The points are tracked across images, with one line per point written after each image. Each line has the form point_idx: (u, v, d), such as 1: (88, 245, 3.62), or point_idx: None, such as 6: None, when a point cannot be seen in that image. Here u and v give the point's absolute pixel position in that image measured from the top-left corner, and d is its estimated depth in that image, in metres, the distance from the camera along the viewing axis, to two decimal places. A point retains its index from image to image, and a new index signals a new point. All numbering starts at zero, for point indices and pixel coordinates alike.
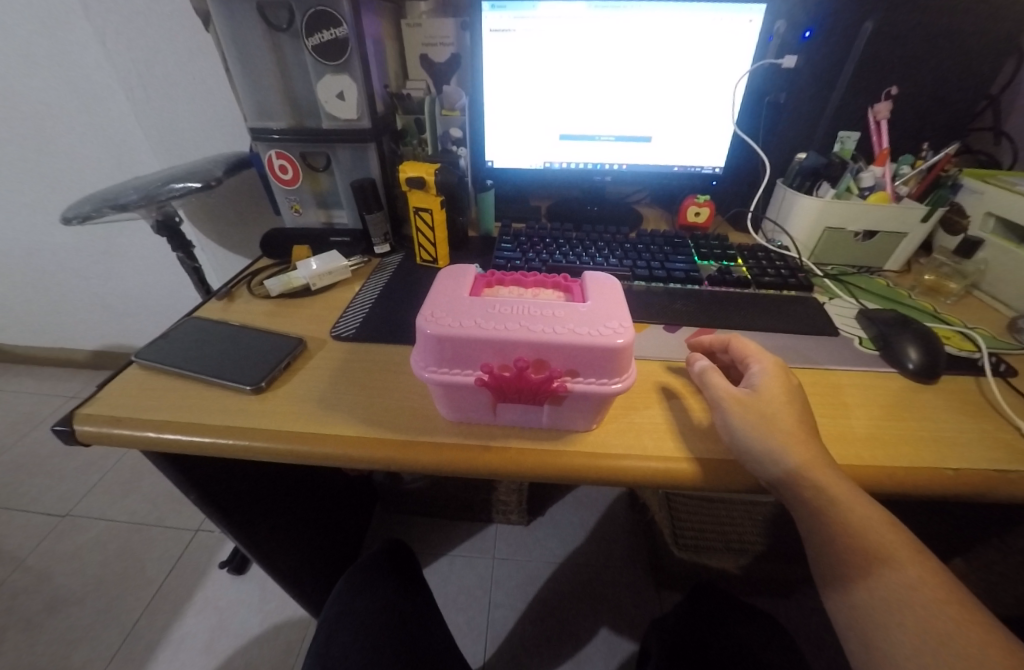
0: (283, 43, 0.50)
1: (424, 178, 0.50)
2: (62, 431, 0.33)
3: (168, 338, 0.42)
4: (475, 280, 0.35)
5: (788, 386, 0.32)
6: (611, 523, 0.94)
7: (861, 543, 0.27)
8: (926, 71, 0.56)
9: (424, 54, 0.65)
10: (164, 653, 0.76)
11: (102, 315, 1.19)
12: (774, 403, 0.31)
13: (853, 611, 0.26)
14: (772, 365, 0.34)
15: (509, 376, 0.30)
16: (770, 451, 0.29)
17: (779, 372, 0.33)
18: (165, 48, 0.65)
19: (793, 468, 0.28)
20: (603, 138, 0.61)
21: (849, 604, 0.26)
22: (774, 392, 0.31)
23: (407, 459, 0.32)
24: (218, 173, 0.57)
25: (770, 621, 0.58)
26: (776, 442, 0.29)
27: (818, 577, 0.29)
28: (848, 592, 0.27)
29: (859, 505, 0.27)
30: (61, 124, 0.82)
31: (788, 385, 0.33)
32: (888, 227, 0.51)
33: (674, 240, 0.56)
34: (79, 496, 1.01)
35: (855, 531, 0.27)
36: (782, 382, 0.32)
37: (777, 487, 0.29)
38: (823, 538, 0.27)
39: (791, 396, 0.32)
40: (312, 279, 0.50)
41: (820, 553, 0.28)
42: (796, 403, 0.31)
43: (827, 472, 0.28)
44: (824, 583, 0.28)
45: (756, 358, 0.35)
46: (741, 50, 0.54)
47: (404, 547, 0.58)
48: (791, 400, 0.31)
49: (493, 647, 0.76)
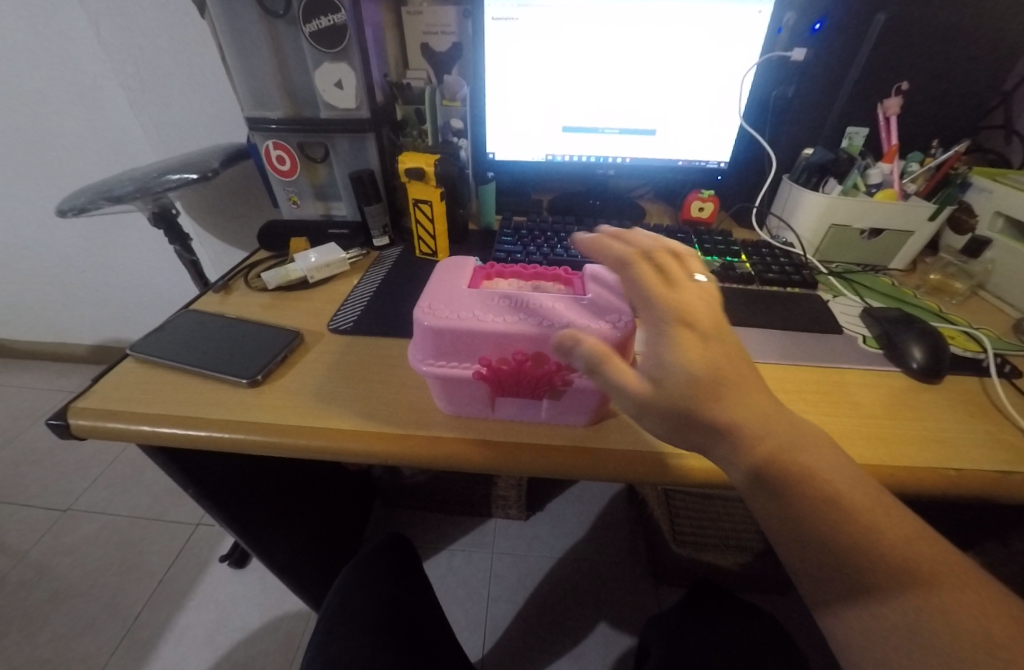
0: (280, 30, 0.48)
1: (423, 169, 0.49)
2: (58, 425, 0.33)
3: (164, 331, 0.42)
4: (474, 272, 0.35)
5: (692, 344, 0.23)
6: (610, 517, 0.94)
7: (874, 544, 0.21)
8: (936, 65, 0.55)
9: (424, 43, 0.64)
10: (165, 645, 0.76)
11: (99, 308, 1.18)
12: (690, 397, 0.22)
13: (855, 632, 0.21)
14: (665, 315, 0.24)
15: (508, 369, 0.30)
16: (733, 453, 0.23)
17: (673, 325, 0.24)
18: (161, 38, 0.64)
19: (761, 466, 0.23)
20: (607, 132, 0.60)
21: (847, 622, 0.21)
22: (691, 372, 0.23)
23: (405, 454, 0.32)
24: (215, 164, 0.57)
25: (768, 618, 0.58)
26: (739, 443, 0.23)
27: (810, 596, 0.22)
28: (850, 607, 0.21)
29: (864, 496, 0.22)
30: (57, 116, 0.81)
31: (690, 340, 0.24)
32: (895, 224, 0.50)
33: (677, 235, 0.55)
34: (81, 488, 1.01)
35: (865, 527, 0.21)
36: (685, 343, 0.23)
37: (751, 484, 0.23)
38: (818, 538, 0.22)
39: (698, 361, 0.23)
40: (310, 272, 0.50)
41: (818, 560, 0.22)
42: (710, 375, 0.23)
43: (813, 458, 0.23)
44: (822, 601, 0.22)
45: (646, 307, 0.25)
46: (749, 42, 0.53)
47: (402, 540, 0.57)
48: (704, 375, 0.23)
49: (492, 640, 0.77)
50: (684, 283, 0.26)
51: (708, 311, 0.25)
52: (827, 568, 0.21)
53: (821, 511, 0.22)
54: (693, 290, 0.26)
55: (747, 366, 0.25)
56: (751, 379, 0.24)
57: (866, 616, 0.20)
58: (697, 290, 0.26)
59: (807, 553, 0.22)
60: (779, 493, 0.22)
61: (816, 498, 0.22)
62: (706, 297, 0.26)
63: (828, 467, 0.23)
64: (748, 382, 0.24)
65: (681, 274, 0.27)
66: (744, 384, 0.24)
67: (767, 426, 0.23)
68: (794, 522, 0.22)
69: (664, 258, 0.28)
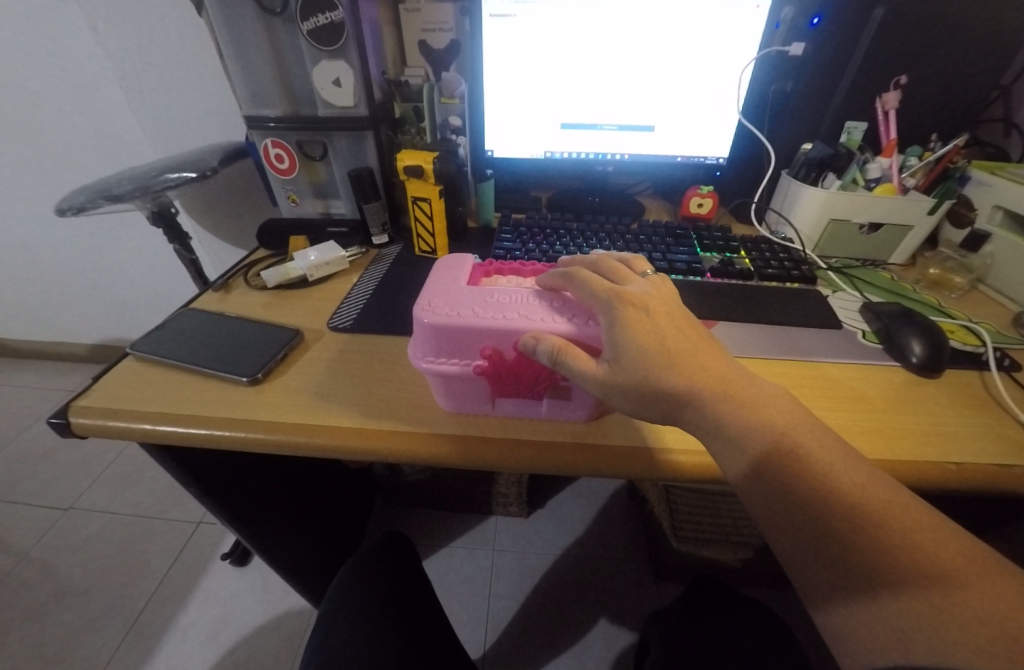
0: (278, 28, 0.48)
1: (422, 166, 0.49)
2: (59, 423, 0.33)
3: (164, 330, 0.42)
4: (474, 269, 0.35)
5: (637, 322, 0.27)
6: (610, 514, 0.95)
7: (881, 529, 0.22)
8: (936, 59, 0.55)
9: (422, 40, 0.64)
10: (168, 643, 0.77)
11: (100, 308, 1.18)
12: (642, 367, 0.26)
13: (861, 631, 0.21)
14: (612, 301, 0.28)
15: (507, 365, 0.30)
16: (739, 434, 0.25)
17: (617, 307, 0.28)
18: (158, 36, 0.64)
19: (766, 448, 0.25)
20: (605, 128, 0.60)
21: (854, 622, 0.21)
22: (637, 349, 0.27)
23: (406, 451, 0.32)
24: (213, 162, 0.57)
25: (768, 613, 0.58)
26: (737, 423, 0.26)
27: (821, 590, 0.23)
28: (855, 604, 0.21)
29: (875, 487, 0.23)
30: (55, 115, 0.81)
31: (635, 318, 0.27)
32: (894, 219, 0.50)
33: (676, 231, 0.55)
34: (82, 488, 1.01)
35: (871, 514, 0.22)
36: (630, 323, 0.27)
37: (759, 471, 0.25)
38: (825, 523, 0.23)
39: (643, 335, 0.27)
40: (310, 270, 0.50)
41: (827, 546, 0.23)
42: (655, 345, 0.27)
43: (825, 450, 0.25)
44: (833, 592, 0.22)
45: (594, 298, 0.29)
46: (748, 36, 0.53)
47: (403, 538, 0.58)
48: (650, 346, 0.27)
49: (493, 636, 0.77)
50: (623, 278, 0.31)
51: (647, 295, 0.29)
52: (830, 562, 0.22)
53: (822, 502, 0.23)
54: (633, 281, 0.30)
55: (693, 337, 0.28)
56: (698, 348, 0.28)
57: (873, 614, 0.21)
58: (636, 280, 0.30)
59: (813, 539, 0.23)
60: (778, 485, 0.24)
61: (818, 491, 0.23)
62: (645, 284, 0.30)
63: (832, 459, 0.24)
64: (696, 351, 0.27)
65: (620, 270, 0.31)
66: (692, 352, 0.27)
67: (736, 396, 0.26)
68: (791, 513, 0.24)
69: (604, 262, 0.33)
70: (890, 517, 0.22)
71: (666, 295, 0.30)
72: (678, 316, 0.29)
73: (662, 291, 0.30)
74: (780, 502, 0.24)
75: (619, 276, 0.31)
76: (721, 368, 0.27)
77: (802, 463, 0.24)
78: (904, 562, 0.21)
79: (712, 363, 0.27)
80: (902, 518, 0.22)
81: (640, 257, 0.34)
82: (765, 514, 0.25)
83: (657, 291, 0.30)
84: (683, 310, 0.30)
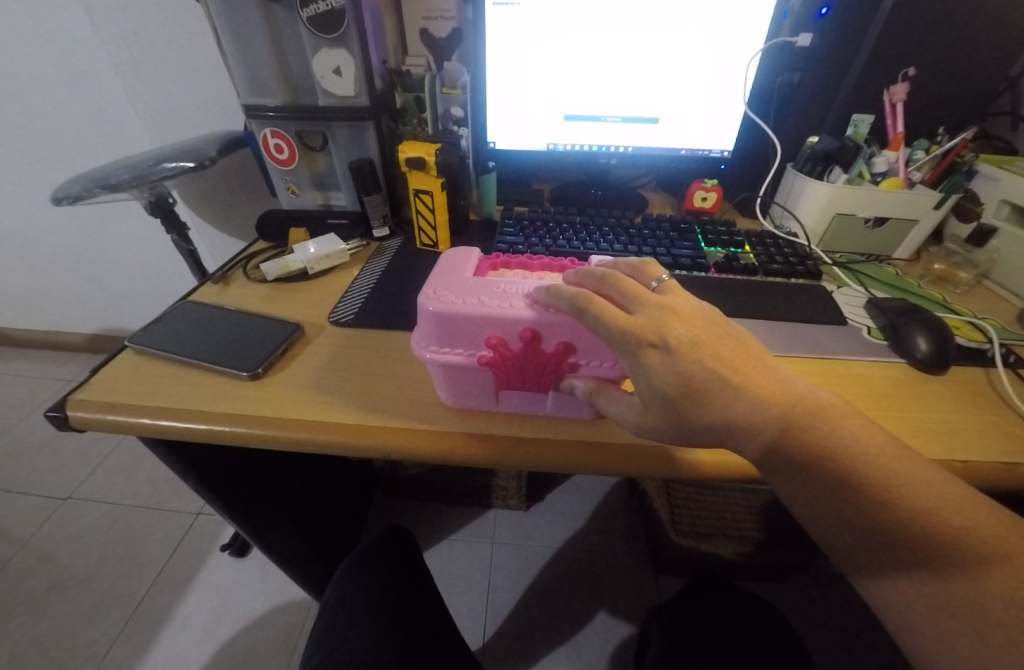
0: (277, 15, 0.47)
1: (423, 159, 0.48)
2: (56, 417, 0.33)
3: (163, 323, 0.41)
4: (480, 262, 0.34)
5: (655, 365, 0.26)
6: (611, 509, 0.95)
7: (930, 523, 0.23)
8: (945, 50, 0.54)
9: (424, 29, 0.63)
10: (168, 632, 0.77)
11: (98, 299, 1.17)
12: (673, 409, 0.26)
13: (904, 601, 0.24)
14: (626, 344, 0.26)
15: (512, 355, 0.30)
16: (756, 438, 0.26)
17: (633, 354, 0.26)
18: (154, 21, 0.63)
19: (805, 463, 0.25)
20: (609, 119, 0.60)
21: (894, 588, 0.24)
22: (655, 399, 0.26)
23: (409, 448, 0.31)
24: (212, 152, 0.56)
25: (769, 608, 0.58)
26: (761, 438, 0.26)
27: (859, 565, 0.25)
28: (897, 575, 0.24)
29: (926, 477, 0.24)
30: (49, 101, 0.80)
31: (655, 365, 0.26)
32: (900, 213, 0.50)
33: (680, 225, 0.55)
34: (80, 479, 1.01)
35: (928, 510, 0.23)
36: (648, 368, 0.26)
37: (789, 475, 0.26)
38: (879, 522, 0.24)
39: (664, 381, 0.26)
40: (310, 263, 0.49)
41: (872, 538, 0.24)
42: (679, 391, 0.25)
43: (881, 444, 0.25)
44: (869, 567, 0.25)
45: (609, 338, 0.26)
46: (755, 26, 0.52)
47: (404, 532, 0.57)
48: (673, 389, 0.25)
49: (492, 628, 0.78)
50: (638, 301, 0.27)
51: (663, 322, 0.26)
52: (871, 544, 0.24)
53: (873, 502, 0.24)
54: (646, 303, 0.27)
55: (724, 360, 0.26)
56: (737, 370, 0.26)
57: (915, 584, 0.24)
58: (652, 301, 0.27)
59: (858, 531, 0.24)
60: (811, 473, 0.25)
61: (864, 487, 0.24)
62: (663, 305, 0.27)
63: (871, 445, 0.25)
64: (727, 384, 0.26)
65: (635, 289, 0.28)
66: (721, 387, 0.25)
67: (777, 415, 0.26)
68: (832, 507, 0.25)
69: (613, 280, 0.29)
70: (932, 502, 0.23)
71: (687, 314, 0.27)
72: (703, 343, 0.26)
73: (682, 313, 0.27)
74: (815, 490, 0.25)
75: (631, 300, 0.27)
76: (754, 391, 0.26)
77: (840, 450, 0.25)
78: (955, 546, 0.23)
79: (746, 387, 0.26)
80: (945, 499, 0.24)
81: (646, 264, 0.31)
82: (811, 510, 0.26)
83: (678, 315, 0.27)
84: (705, 330, 0.27)
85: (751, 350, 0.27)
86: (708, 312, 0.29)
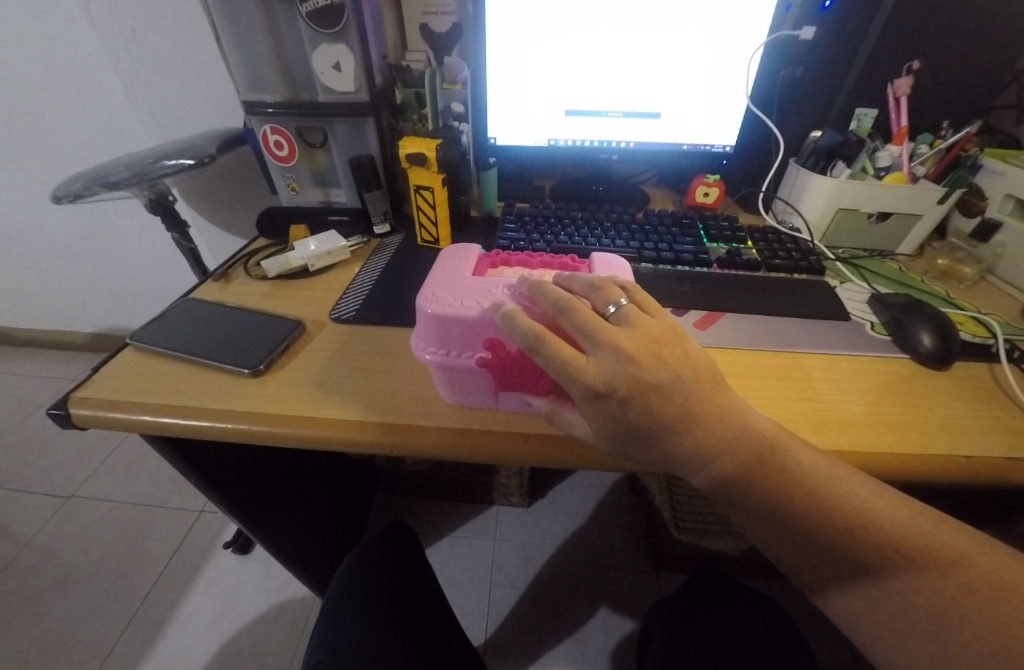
0: (275, 9, 0.47)
1: (424, 154, 0.48)
2: (58, 414, 0.33)
3: (164, 320, 0.41)
4: (480, 260, 0.34)
5: (605, 413, 0.25)
6: (611, 505, 0.95)
7: (898, 549, 0.23)
8: (949, 43, 0.53)
9: (423, 24, 0.62)
10: (172, 629, 0.78)
11: (99, 298, 1.17)
12: (624, 446, 0.26)
13: (857, 612, 0.25)
14: (576, 394, 0.25)
15: (511, 357, 0.29)
16: (707, 468, 0.26)
17: (586, 399, 0.25)
18: (153, 18, 0.62)
19: (770, 496, 0.25)
20: (610, 114, 0.59)
21: (855, 604, 0.25)
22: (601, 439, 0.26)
23: (409, 446, 0.31)
24: (211, 149, 0.55)
25: (770, 604, 0.58)
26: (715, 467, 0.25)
27: (815, 583, 0.26)
28: (849, 589, 0.25)
29: (901, 506, 0.24)
30: (49, 99, 0.80)
31: (607, 412, 0.25)
32: (903, 208, 0.50)
33: (682, 220, 0.55)
34: (83, 477, 1.01)
35: (897, 537, 0.24)
36: (598, 415, 0.25)
37: (747, 503, 0.26)
38: (842, 548, 0.24)
39: (615, 428, 0.25)
40: (310, 260, 0.49)
41: (833, 561, 0.25)
42: (629, 434, 0.25)
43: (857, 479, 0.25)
44: (829, 584, 0.26)
45: (561, 378, 0.25)
46: (758, 20, 0.52)
47: (405, 528, 0.58)
48: (618, 435, 0.25)
49: (494, 624, 0.78)
50: (595, 339, 0.25)
51: (617, 371, 0.24)
52: (837, 565, 0.25)
53: (844, 530, 0.24)
54: (602, 342, 0.24)
55: (674, 406, 0.25)
56: (688, 414, 0.25)
57: (874, 600, 0.24)
58: (609, 337, 0.25)
59: (823, 555, 0.25)
60: (761, 504, 0.25)
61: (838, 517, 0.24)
62: (621, 346, 0.24)
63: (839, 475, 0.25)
64: (675, 430, 0.25)
65: (594, 324, 0.25)
66: (669, 432, 0.25)
67: (737, 453, 0.25)
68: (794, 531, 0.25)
69: (570, 310, 0.25)
70: (904, 532, 0.24)
71: (645, 354, 0.25)
72: (659, 388, 0.24)
73: (642, 354, 0.24)
74: (782, 519, 0.25)
75: (586, 338, 0.25)
76: (702, 434, 0.25)
77: (797, 477, 0.25)
78: (917, 559, 0.23)
79: (694, 430, 0.25)
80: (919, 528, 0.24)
81: (604, 286, 0.28)
82: (777, 536, 0.26)
83: (637, 359, 0.24)
84: (663, 372, 0.25)
85: (706, 384, 0.26)
86: (671, 342, 0.26)
